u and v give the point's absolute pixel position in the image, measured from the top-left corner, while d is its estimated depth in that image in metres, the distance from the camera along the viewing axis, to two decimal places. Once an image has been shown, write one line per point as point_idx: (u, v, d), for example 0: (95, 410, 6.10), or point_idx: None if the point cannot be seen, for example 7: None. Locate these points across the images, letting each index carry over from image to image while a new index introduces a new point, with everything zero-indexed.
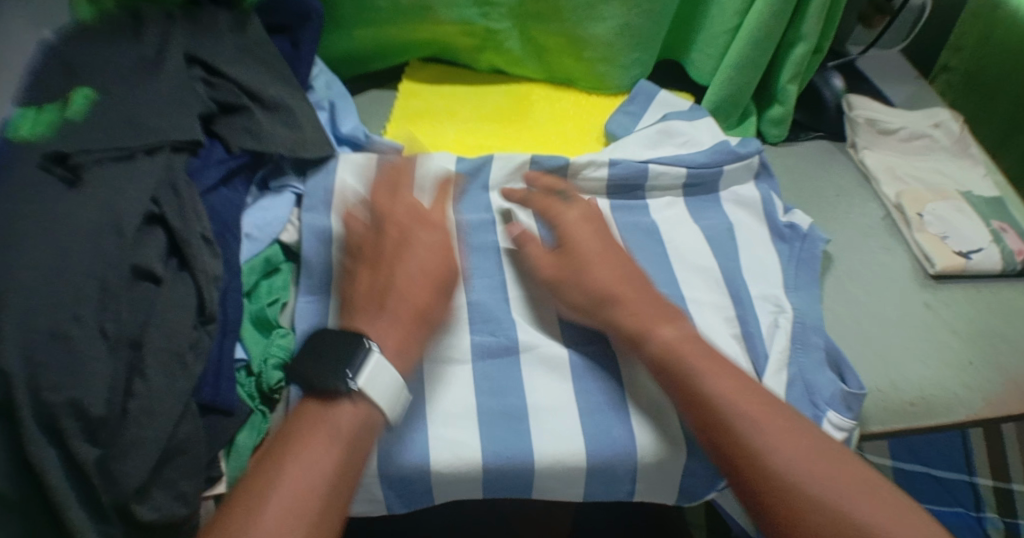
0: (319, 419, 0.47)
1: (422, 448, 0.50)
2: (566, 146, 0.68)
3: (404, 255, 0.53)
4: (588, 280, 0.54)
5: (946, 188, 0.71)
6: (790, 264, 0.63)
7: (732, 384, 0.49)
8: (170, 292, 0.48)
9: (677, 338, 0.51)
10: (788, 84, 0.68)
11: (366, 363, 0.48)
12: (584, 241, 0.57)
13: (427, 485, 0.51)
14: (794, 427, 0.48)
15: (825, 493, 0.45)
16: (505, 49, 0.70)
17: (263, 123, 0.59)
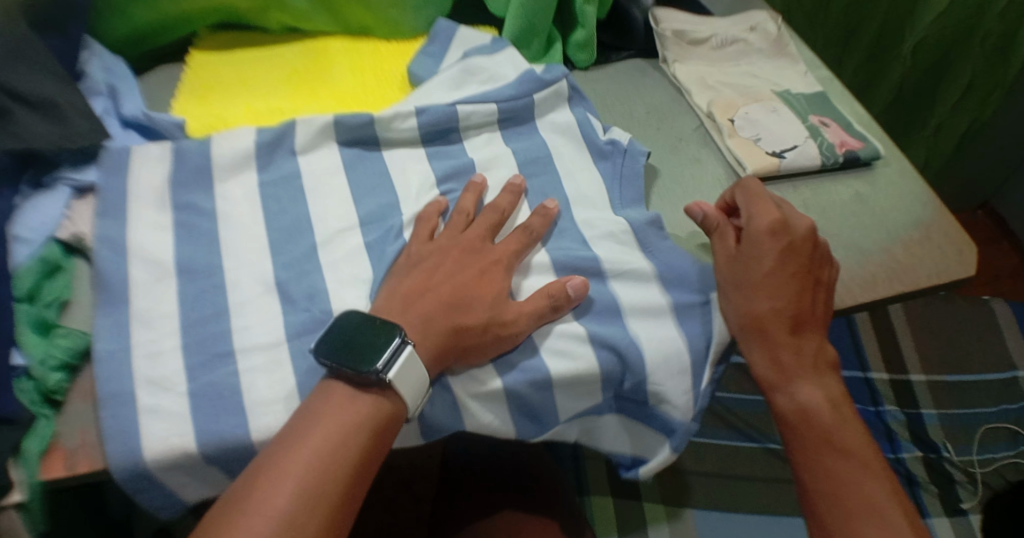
0: (329, 410, 0.47)
1: (246, 425, 0.49)
2: (366, 100, 0.64)
3: (458, 264, 0.55)
4: (729, 294, 0.55)
5: (760, 90, 0.70)
6: (614, 184, 0.62)
7: (785, 333, 0.55)
8: None
9: (789, 343, 0.55)
10: (584, 6, 0.66)
11: (395, 359, 0.48)
12: (457, 268, 0.55)
13: (233, 465, 0.50)
14: (835, 423, 0.55)
15: (844, 459, 0.54)
16: (289, 5, 0.66)
17: (23, 121, 0.57)
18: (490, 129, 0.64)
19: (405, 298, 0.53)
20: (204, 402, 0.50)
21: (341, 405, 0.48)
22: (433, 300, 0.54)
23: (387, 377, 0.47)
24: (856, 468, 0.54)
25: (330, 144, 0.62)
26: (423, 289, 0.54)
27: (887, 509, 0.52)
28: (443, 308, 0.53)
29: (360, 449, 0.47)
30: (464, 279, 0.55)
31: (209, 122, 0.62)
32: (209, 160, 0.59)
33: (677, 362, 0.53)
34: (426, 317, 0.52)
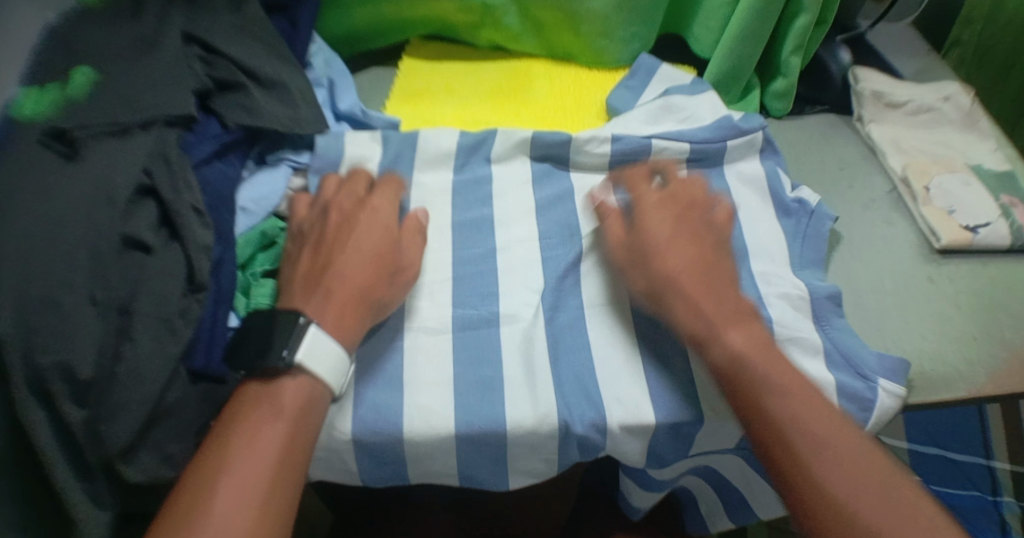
0: (264, 400, 0.47)
1: (398, 413, 0.50)
2: (566, 122, 0.67)
3: (333, 246, 0.52)
4: (676, 303, 0.51)
5: (952, 160, 0.69)
6: (795, 241, 0.60)
7: (705, 293, 0.51)
8: (161, 261, 0.47)
9: (745, 346, 0.49)
10: (790, 57, 0.67)
11: (300, 342, 0.47)
12: (660, 218, 0.54)
13: (403, 453, 0.51)
14: (813, 407, 0.47)
15: (826, 447, 0.46)
16: (503, 25, 0.69)
17: (258, 99, 0.57)
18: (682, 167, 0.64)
19: (308, 272, 0.51)
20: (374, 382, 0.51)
21: (284, 394, 0.47)
22: (318, 293, 0.50)
23: (296, 359, 0.47)
24: (843, 456, 0.46)
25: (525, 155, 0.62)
26: (320, 265, 0.51)
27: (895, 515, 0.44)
28: (327, 286, 0.50)
29: (302, 431, 0.46)
30: (694, 251, 0.52)
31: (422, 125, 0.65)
32: (416, 159, 0.61)
33: None
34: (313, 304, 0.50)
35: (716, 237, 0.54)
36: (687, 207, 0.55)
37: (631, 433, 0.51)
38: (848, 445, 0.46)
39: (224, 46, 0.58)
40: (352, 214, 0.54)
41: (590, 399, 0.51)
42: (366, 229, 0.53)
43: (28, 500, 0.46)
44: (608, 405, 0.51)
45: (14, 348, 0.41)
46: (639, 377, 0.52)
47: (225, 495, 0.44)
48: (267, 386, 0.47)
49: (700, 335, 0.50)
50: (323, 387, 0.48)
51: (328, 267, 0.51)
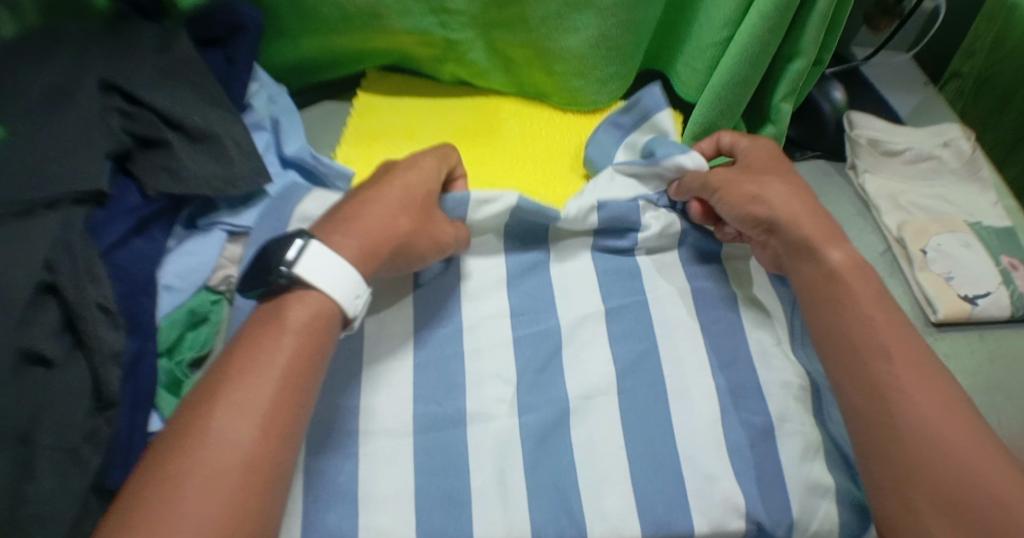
0: (274, 317, 0.42)
1: (352, 525, 0.45)
2: (537, 175, 0.61)
3: (365, 188, 0.48)
4: (795, 225, 0.50)
5: (953, 218, 0.64)
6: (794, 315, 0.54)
7: (806, 214, 0.50)
8: (65, 378, 0.41)
9: (844, 262, 0.49)
10: (782, 103, 0.61)
11: (299, 255, 0.42)
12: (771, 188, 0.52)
13: None
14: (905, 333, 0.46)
15: (925, 388, 0.43)
16: (469, 60, 0.63)
17: (184, 159, 0.51)
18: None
19: (338, 210, 0.46)
20: (326, 493, 0.46)
21: (300, 305, 0.42)
22: (354, 220, 0.45)
23: (294, 271, 0.41)
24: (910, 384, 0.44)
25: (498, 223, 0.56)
26: (356, 203, 0.46)
27: (960, 435, 0.42)
28: (361, 214, 0.45)
29: (311, 351, 0.41)
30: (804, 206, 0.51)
31: None
32: None
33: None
34: (341, 229, 0.44)
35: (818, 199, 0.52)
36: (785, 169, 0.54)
37: None
38: (943, 411, 0.42)
39: (146, 96, 0.51)
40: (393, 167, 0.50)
41: (572, 513, 0.46)
42: (405, 172, 0.48)
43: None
44: (590, 521, 0.45)
45: None
46: (626, 486, 0.46)
47: (236, 418, 0.38)
48: (274, 303, 0.42)
49: (801, 243, 0.50)
50: (341, 305, 0.43)
51: (352, 203, 0.46)
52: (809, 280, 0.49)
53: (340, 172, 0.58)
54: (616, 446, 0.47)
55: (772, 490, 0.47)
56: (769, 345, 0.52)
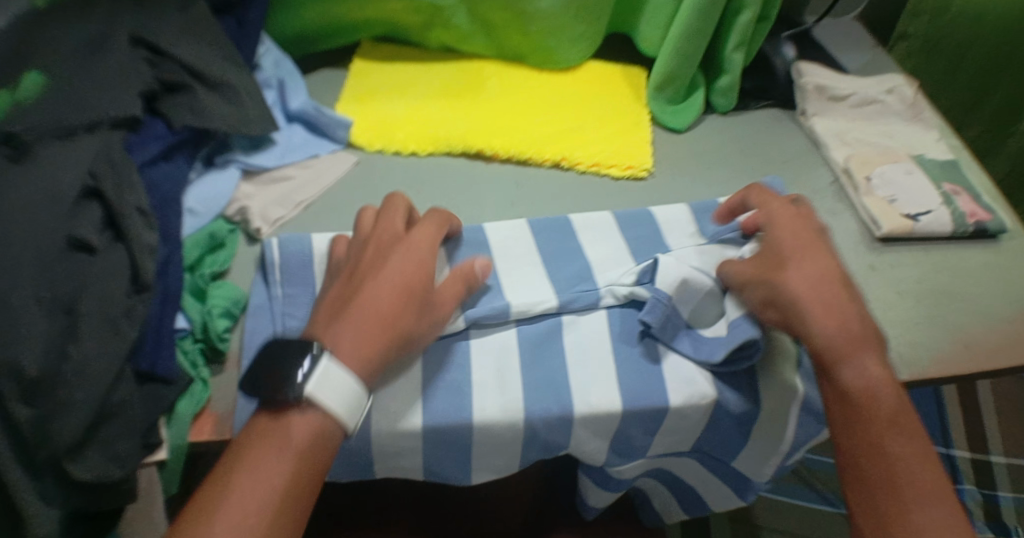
0: (277, 431, 0.45)
1: (363, 411, 0.50)
2: (515, 121, 0.67)
3: (367, 279, 0.49)
4: (800, 312, 0.50)
5: (896, 151, 0.70)
6: None
7: (824, 314, 0.49)
8: (105, 261, 0.51)
9: (881, 373, 0.48)
10: (733, 53, 0.68)
11: (310, 373, 0.45)
12: (795, 272, 0.51)
13: (369, 450, 0.51)
14: (902, 406, 0.48)
15: (927, 503, 0.45)
16: (452, 25, 0.70)
17: (205, 100, 0.60)
18: (638, 171, 0.65)
19: (338, 300, 0.49)
20: None
21: (300, 428, 0.45)
22: (355, 311, 0.48)
23: (306, 391, 0.45)
24: (901, 444, 0.47)
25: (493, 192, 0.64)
26: (348, 300, 0.49)
27: (936, 499, 0.46)
28: (364, 318, 0.48)
29: (308, 469, 0.45)
30: (822, 296, 0.50)
31: (374, 131, 0.66)
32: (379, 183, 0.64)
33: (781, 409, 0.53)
34: (343, 326, 0.47)
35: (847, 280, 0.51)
36: (806, 232, 0.53)
37: (590, 423, 0.51)
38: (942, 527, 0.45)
39: (170, 48, 0.61)
40: (390, 246, 0.51)
41: (564, 398, 0.51)
42: (398, 268, 0.50)
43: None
44: (576, 404, 0.50)
45: None
46: (603, 369, 0.52)
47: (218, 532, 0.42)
48: (277, 418, 0.46)
49: (826, 359, 0.49)
50: (340, 420, 0.46)
51: (353, 301, 0.48)
52: (829, 385, 0.49)
53: (339, 121, 0.66)
54: (590, 328, 0.54)
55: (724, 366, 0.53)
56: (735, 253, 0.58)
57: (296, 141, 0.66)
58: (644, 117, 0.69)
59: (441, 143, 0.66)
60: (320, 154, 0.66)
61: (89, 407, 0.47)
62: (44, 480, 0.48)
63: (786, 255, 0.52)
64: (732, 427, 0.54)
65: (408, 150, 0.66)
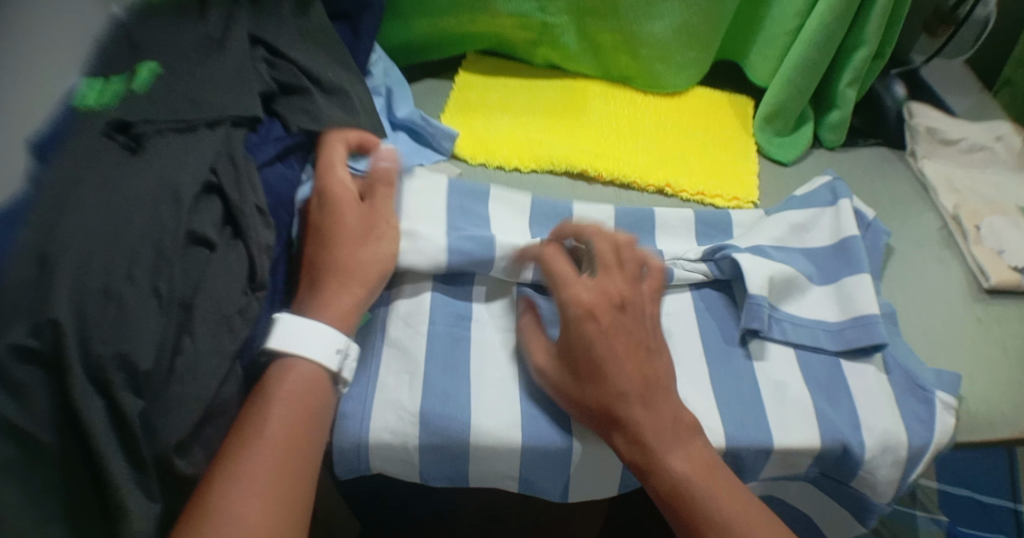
0: (266, 391, 0.50)
1: (466, 412, 0.52)
2: (620, 145, 0.67)
3: (331, 235, 0.54)
4: (618, 418, 0.49)
5: (1003, 203, 0.68)
6: (870, 257, 0.61)
7: (636, 388, 0.49)
8: (222, 258, 0.51)
9: (692, 470, 0.48)
10: (846, 89, 0.66)
11: (274, 329, 0.51)
12: (649, 406, 0.49)
13: (469, 453, 0.52)
14: (721, 490, 0.48)
15: None
16: (561, 44, 0.70)
17: (321, 104, 0.61)
18: (742, 203, 0.64)
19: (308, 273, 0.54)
20: (440, 393, 0.53)
21: (284, 377, 0.50)
22: (331, 270, 0.53)
23: (272, 344, 0.51)
24: (736, 514, 0.47)
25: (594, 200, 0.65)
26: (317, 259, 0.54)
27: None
28: (346, 275, 0.53)
29: (308, 416, 0.49)
30: (635, 371, 0.49)
31: (478, 144, 0.67)
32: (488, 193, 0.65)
33: (892, 453, 0.53)
34: (331, 287, 0.53)
35: (650, 345, 0.51)
36: (644, 352, 0.50)
37: None
38: None
39: (286, 49, 0.62)
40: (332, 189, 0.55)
41: None
42: (353, 205, 0.55)
43: (75, 500, 0.46)
44: None
45: (73, 342, 0.44)
46: (699, 395, 0.54)
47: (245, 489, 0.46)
48: (263, 385, 0.50)
49: (640, 458, 0.49)
50: (333, 373, 0.51)
51: (324, 263, 0.53)
52: (657, 490, 0.48)
53: (445, 132, 0.66)
54: (694, 354, 0.56)
55: (831, 407, 0.54)
56: (844, 278, 0.58)
57: (400, 150, 0.66)
58: (749, 148, 0.68)
59: (543, 161, 0.66)
60: (426, 164, 0.65)
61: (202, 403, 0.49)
62: (149, 481, 0.48)
63: (627, 359, 0.49)
64: (836, 465, 0.54)
65: (511, 166, 0.66)
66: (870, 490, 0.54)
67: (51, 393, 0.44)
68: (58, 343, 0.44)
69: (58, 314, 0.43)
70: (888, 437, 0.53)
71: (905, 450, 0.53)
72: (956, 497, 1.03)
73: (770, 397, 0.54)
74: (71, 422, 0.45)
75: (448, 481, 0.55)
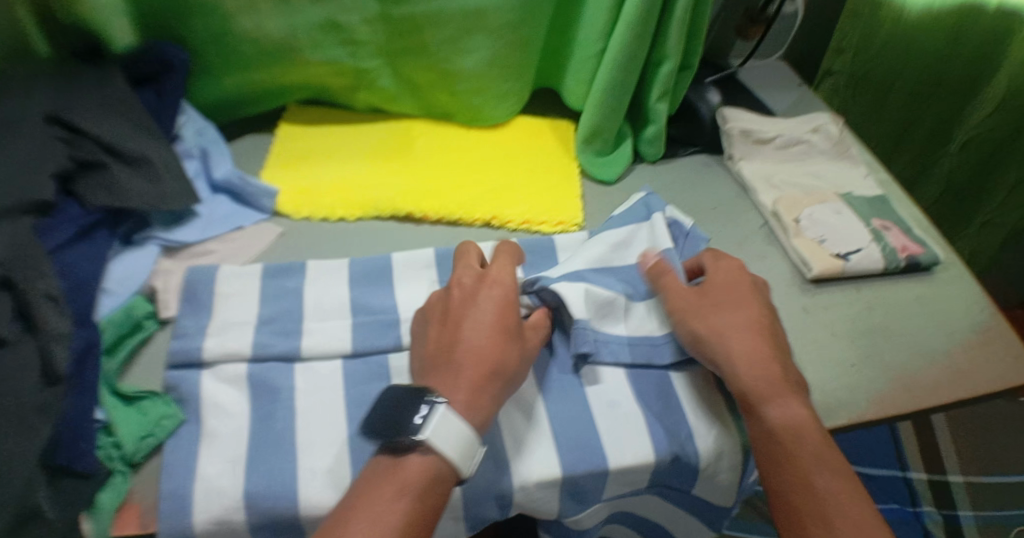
0: (398, 478, 0.46)
1: (293, 482, 0.50)
2: (447, 181, 0.67)
3: (465, 322, 0.51)
4: (727, 356, 0.52)
5: (824, 191, 0.71)
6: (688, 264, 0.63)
7: (728, 326, 0.53)
8: (15, 356, 0.48)
9: (804, 415, 0.50)
10: (657, 103, 0.68)
11: (423, 420, 0.46)
12: (742, 339, 0.52)
13: (302, 524, 0.50)
14: (808, 435, 0.49)
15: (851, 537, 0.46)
16: (378, 87, 0.70)
17: (123, 179, 0.59)
18: (569, 226, 0.65)
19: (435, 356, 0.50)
20: (265, 462, 0.50)
21: (406, 468, 0.46)
22: (455, 362, 0.49)
23: (422, 437, 0.46)
24: (817, 456, 0.49)
25: (421, 240, 0.64)
26: (468, 353, 0.50)
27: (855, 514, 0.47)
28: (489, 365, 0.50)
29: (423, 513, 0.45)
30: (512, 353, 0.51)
31: (301, 197, 0.66)
32: (312, 247, 0.64)
33: (728, 458, 0.53)
34: (445, 378, 0.49)
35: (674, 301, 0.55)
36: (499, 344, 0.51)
37: (542, 489, 0.51)
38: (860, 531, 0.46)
39: (83, 124, 0.59)
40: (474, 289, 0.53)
41: (500, 466, 0.51)
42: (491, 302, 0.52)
43: None
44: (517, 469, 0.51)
45: None
46: (532, 427, 0.53)
47: None
48: (393, 472, 0.46)
49: (751, 390, 0.51)
50: (458, 473, 0.47)
51: (456, 347, 0.50)
52: (775, 425, 0.50)
53: (265, 190, 0.65)
54: (526, 388, 0.55)
55: (665, 420, 0.54)
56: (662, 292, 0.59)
57: (219, 213, 0.65)
58: (572, 171, 0.69)
59: (369, 208, 0.65)
60: (246, 226, 0.64)
61: (11, 508, 0.45)
62: None
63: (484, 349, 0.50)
64: (677, 474, 0.54)
65: (336, 216, 0.65)
66: (715, 494, 0.55)
67: None
68: None
69: None
70: (720, 441, 0.53)
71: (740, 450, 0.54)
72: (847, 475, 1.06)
73: (602, 419, 0.54)
74: None
75: None
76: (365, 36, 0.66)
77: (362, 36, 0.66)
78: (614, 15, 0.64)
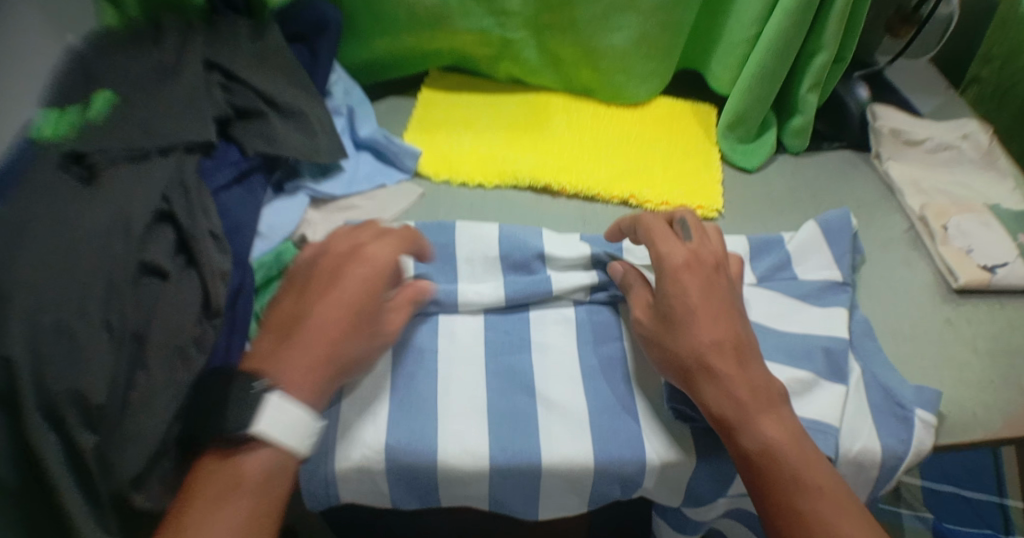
0: (230, 475, 0.46)
1: (433, 436, 0.51)
2: (584, 159, 0.67)
3: (314, 298, 0.51)
4: (699, 384, 0.48)
5: (971, 201, 0.68)
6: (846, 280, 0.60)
7: (705, 318, 0.49)
8: (176, 286, 0.50)
9: (783, 437, 0.46)
10: (807, 94, 0.67)
11: (256, 412, 0.46)
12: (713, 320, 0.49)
13: (436, 477, 0.51)
14: (805, 459, 0.46)
15: None
16: (523, 58, 0.70)
17: (278, 128, 0.61)
18: (707, 212, 0.64)
19: (289, 325, 0.50)
20: (405, 412, 0.52)
21: (247, 458, 0.46)
22: (306, 336, 0.49)
23: (254, 430, 0.46)
24: (822, 483, 0.45)
25: (563, 212, 0.65)
26: (302, 326, 0.50)
27: None
28: (313, 335, 0.49)
29: (270, 503, 0.46)
30: (328, 330, 0.49)
31: (439, 160, 0.67)
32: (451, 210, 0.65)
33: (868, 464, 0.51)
34: (298, 351, 0.49)
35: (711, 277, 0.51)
36: (360, 314, 0.51)
37: (672, 468, 0.51)
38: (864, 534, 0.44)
39: (245, 75, 0.61)
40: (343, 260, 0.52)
41: (634, 443, 0.51)
42: (352, 282, 0.51)
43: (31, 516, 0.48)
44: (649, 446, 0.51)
45: (26, 381, 0.43)
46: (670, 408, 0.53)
47: None
48: (224, 463, 0.46)
49: (728, 418, 0.47)
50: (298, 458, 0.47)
51: (304, 316, 0.50)
52: (755, 448, 0.46)
53: (408, 151, 0.66)
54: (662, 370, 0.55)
55: None
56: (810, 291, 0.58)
57: (362, 171, 0.66)
58: (714, 156, 0.68)
59: (508, 176, 0.66)
60: (388, 185, 0.66)
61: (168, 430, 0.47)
62: (103, 509, 0.48)
63: (313, 319, 0.50)
64: None
65: (474, 182, 0.66)
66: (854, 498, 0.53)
67: (9, 430, 0.44)
68: (13, 384, 0.43)
69: (11, 352, 0.43)
70: (863, 443, 0.51)
71: (880, 461, 0.51)
72: (942, 493, 1.04)
73: None
74: (29, 456, 0.46)
75: (417, 502, 0.53)
76: (516, 7, 0.66)
77: (514, 7, 0.66)
78: (771, 3, 0.63)
